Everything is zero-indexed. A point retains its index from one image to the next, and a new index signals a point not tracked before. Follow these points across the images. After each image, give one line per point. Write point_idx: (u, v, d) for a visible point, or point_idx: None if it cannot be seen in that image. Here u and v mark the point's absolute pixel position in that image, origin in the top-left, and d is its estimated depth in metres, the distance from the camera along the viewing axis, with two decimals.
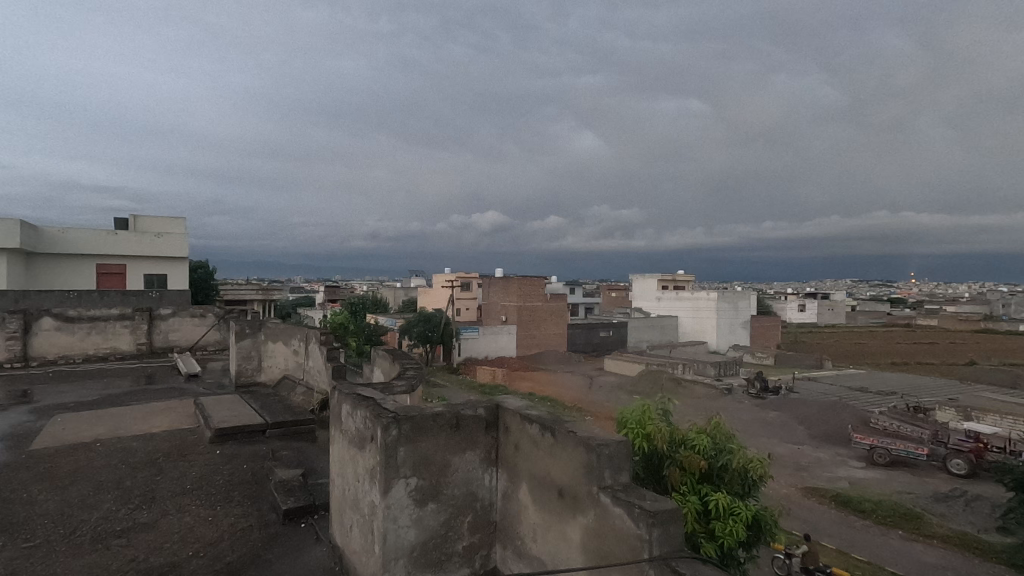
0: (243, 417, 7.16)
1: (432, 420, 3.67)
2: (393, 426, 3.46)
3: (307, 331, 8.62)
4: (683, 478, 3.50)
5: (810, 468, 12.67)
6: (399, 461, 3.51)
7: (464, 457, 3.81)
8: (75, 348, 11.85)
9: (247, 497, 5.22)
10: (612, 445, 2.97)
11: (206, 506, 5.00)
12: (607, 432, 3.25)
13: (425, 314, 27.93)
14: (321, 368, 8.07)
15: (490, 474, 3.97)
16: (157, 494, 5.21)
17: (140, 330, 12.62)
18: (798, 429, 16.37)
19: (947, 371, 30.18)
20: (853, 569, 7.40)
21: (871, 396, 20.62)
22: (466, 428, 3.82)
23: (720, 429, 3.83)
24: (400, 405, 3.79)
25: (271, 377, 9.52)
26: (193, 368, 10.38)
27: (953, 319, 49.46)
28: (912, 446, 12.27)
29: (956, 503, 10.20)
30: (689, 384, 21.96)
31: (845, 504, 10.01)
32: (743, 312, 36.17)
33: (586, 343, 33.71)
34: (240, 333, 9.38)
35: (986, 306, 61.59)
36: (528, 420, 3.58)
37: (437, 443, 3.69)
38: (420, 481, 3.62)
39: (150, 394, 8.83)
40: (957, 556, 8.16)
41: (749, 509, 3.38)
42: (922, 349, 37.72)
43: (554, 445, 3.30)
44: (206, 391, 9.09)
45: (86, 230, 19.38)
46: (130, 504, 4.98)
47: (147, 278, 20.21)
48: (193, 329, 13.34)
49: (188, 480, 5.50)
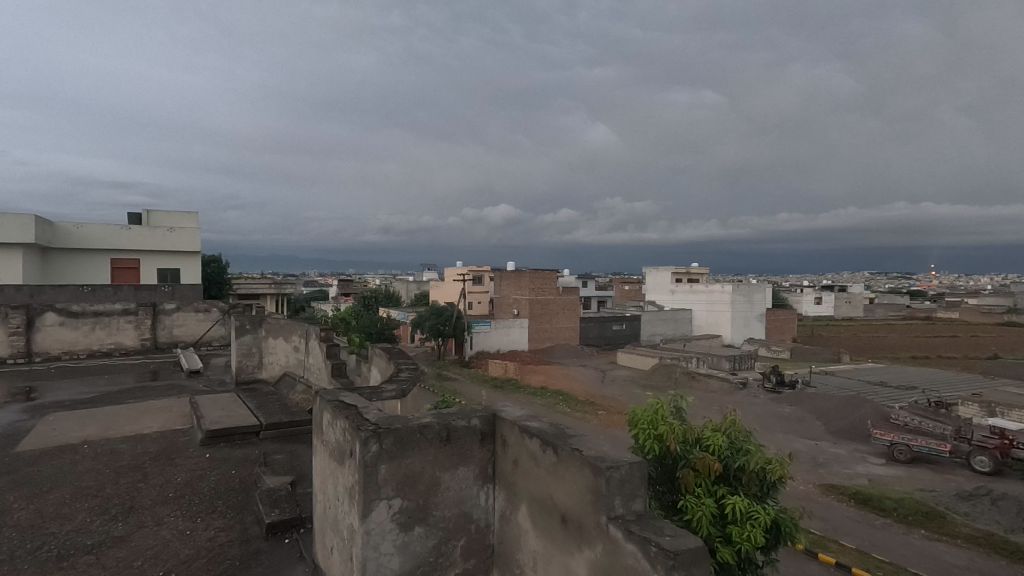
0: (240, 417, 7.19)
1: (419, 434, 3.61)
2: (374, 441, 3.40)
3: (307, 327, 8.64)
4: (698, 480, 3.43)
5: (827, 464, 12.47)
6: (381, 480, 3.45)
7: (456, 474, 3.77)
8: (79, 343, 12.03)
9: (232, 508, 5.22)
10: (621, 467, 2.88)
11: (185, 518, 5.00)
12: (619, 452, 3.15)
13: (437, 308, 28.19)
14: (321, 365, 8.08)
15: (486, 491, 3.94)
16: (137, 503, 5.22)
17: (144, 325, 12.77)
18: (815, 425, 16.15)
19: (969, 366, 29.66)
20: (874, 569, 7.26)
21: (890, 391, 20.26)
22: (458, 442, 3.77)
23: (737, 427, 3.73)
24: (383, 415, 3.72)
25: (272, 373, 9.58)
26: (194, 365, 10.49)
27: (975, 312, 48.53)
28: (935, 443, 12.09)
29: (981, 502, 9.96)
30: (703, 377, 21.72)
31: (865, 502, 9.83)
32: (758, 305, 35.73)
33: (598, 337, 33.56)
34: (240, 328, 9.44)
35: (1009, 297, 60.42)
36: (528, 434, 3.53)
37: (424, 458, 3.65)
38: (406, 500, 3.57)
39: (148, 392, 8.92)
40: (984, 557, 7.97)
41: (767, 511, 3.30)
42: (943, 342, 37.07)
43: (556, 464, 3.23)
44: (206, 389, 9.15)
45: (100, 226, 19.67)
46: (105, 514, 4.99)
47: (160, 272, 20.49)
48: (198, 324, 13.48)
49: (170, 488, 5.54)
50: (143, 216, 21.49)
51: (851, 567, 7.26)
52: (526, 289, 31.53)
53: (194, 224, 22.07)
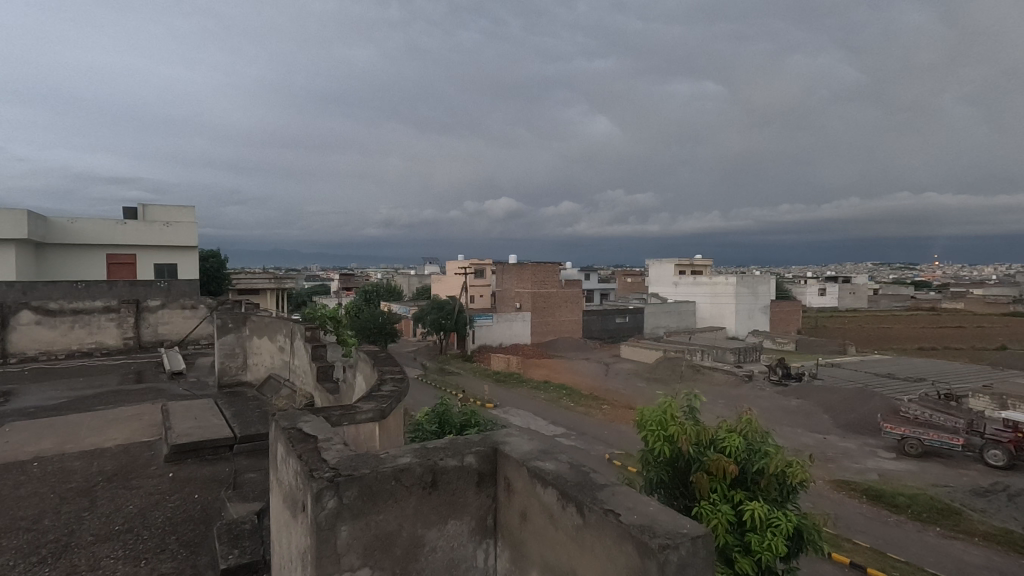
0: (212, 428, 5.77)
1: (394, 481, 2.52)
2: (330, 494, 2.33)
3: (292, 327, 8.03)
4: (713, 484, 3.34)
5: (838, 459, 12.42)
6: (342, 546, 2.38)
7: (445, 529, 2.72)
8: (56, 343, 10.27)
9: (188, 546, 3.82)
10: (681, 546, 1.91)
11: (127, 562, 3.60)
12: (668, 512, 2.16)
13: (438, 302, 27.97)
14: (306, 368, 7.45)
15: (484, 549, 2.87)
16: (71, 542, 3.77)
17: (127, 322, 10.88)
18: (823, 418, 16.09)
19: (975, 356, 29.63)
20: (890, 569, 7.23)
21: (897, 384, 20.17)
22: (447, 486, 2.71)
23: (754, 427, 3.62)
24: (348, 453, 2.64)
25: (257, 376, 8.92)
26: (177, 365, 9.55)
27: (979, 302, 48.53)
28: (947, 437, 11.99)
29: (998, 498, 9.89)
30: (708, 370, 21.61)
31: (877, 499, 9.74)
32: (762, 297, 35.47)
33: (602, 330, 33.46)
34: (223, 327, 8.81)
35: (1015, 287, 60.21)
36: (541, 481, 2.50)
37: (402, 513, 2.57)
38: (378, 572, 2.49)
39: (123, 398, 7.74)
40: (1002, 556, 7.89)
41: (788, 518, 3.22)
42: (950, 333, 36.97)
43: (580, 529, 2.24)
44: (185, 394, 8.17)
45: (94, 221, 19.50)
46: (30, 557, 3.58)
47: (157, 267, 20.47)
48: (184, 323, 11.41)
49: (118, 519, 4.12)
50: (138, 211, 21.42)
51: (866, 567, 7.29)
52: (528, 282, 31.39)
53: (191, 218, 21.96)
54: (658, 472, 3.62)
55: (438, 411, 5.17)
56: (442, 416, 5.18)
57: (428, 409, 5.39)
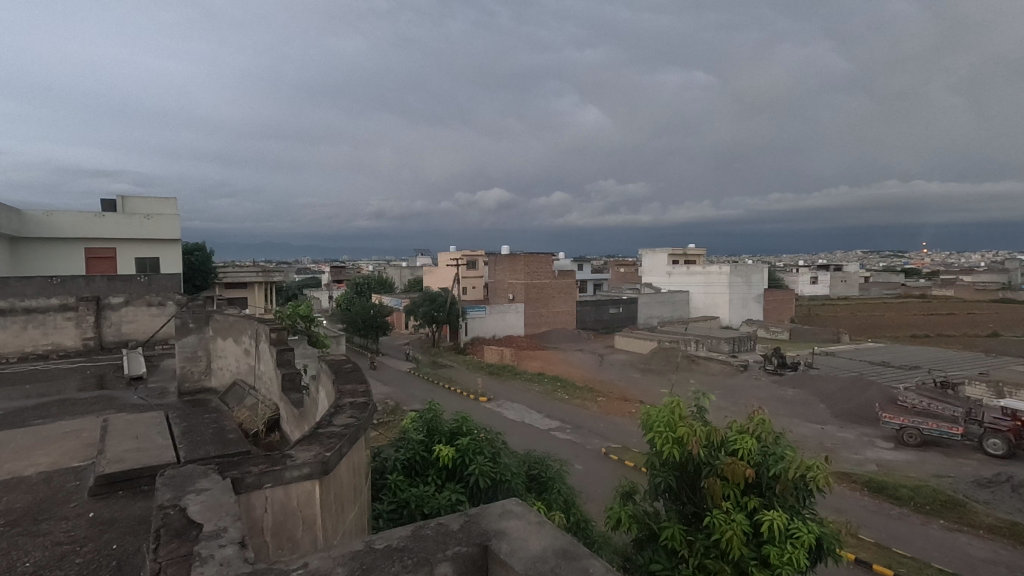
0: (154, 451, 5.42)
1: None
2: None
3: (256, 328, 7.71)
4: (727, 488, 3.26)
5: (837, 450, 12.51)
6: None
7: None
8: (8, 345, 9.90)
9: None
10: None
11: None
12: None
13: (430, 294, 27.79)
14: (271, 377, 7.15)
15: None
16: None
17: (87, 323, 10.57)
18: (821, 408, 16.18)
19: (967, 343, 30.03)
20: (897, 565, 7.30)
21: (892, 371, 20.36)
22: None
23: (767, 428, 3.57)
24: None
25: (221, 381, 8.66)
26: (137, 368, 9.36)
27: (970, 289, 49.14)
28: (946, 426, 12.10)
29: (1002, 489, 9.92)
30: (703, 361, 21.65)
31: (879, 491, 9.78)
32: (757, 286, 35.53)
33: (596, 321, 33.47)
34: (183, 328, 8.63)
35: (1004, 273, 61.07)
36: None
37: None
38: None
39: (69, 410, 7.43)
40: (1007, 549, 7.93)
41: (809, 529, 3.16)
42: (941, 320, 37.45)
43: None
44: (140, 403, 7.89)
45: (72, 213, 19.17)
46: None
47: (138, 261, 20.19)
48: (151, 321, 11.11)
49: None
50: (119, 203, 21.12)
51: (872, 564, 7.37)
52: (522, 273, 31.21)
53: (173, 210, 21.77)
54: (666, 476, 3.54)
55: (426, 418, 5.08)
56: (432, 424, 5.07)
57: (416, 414, 5.32)
